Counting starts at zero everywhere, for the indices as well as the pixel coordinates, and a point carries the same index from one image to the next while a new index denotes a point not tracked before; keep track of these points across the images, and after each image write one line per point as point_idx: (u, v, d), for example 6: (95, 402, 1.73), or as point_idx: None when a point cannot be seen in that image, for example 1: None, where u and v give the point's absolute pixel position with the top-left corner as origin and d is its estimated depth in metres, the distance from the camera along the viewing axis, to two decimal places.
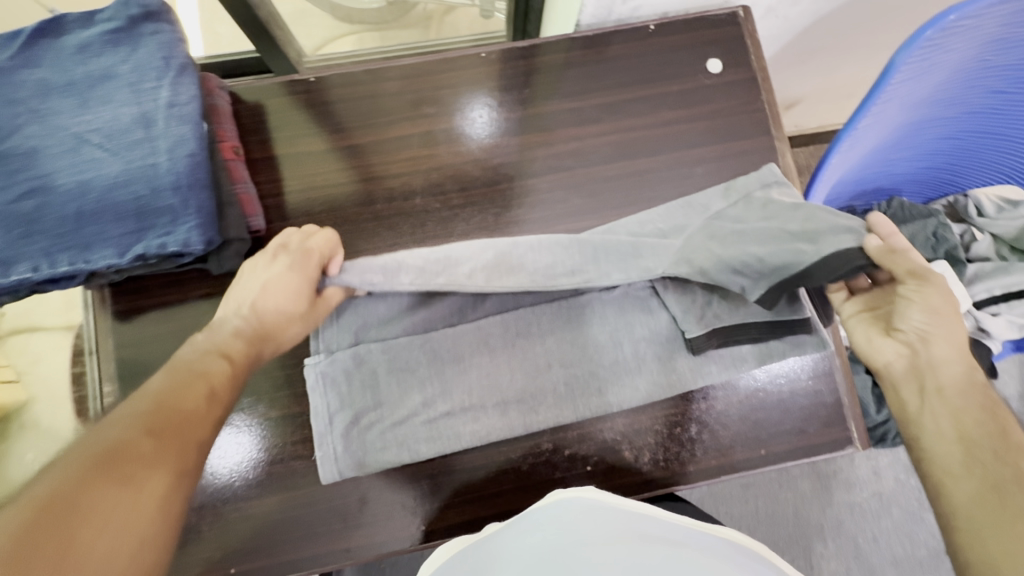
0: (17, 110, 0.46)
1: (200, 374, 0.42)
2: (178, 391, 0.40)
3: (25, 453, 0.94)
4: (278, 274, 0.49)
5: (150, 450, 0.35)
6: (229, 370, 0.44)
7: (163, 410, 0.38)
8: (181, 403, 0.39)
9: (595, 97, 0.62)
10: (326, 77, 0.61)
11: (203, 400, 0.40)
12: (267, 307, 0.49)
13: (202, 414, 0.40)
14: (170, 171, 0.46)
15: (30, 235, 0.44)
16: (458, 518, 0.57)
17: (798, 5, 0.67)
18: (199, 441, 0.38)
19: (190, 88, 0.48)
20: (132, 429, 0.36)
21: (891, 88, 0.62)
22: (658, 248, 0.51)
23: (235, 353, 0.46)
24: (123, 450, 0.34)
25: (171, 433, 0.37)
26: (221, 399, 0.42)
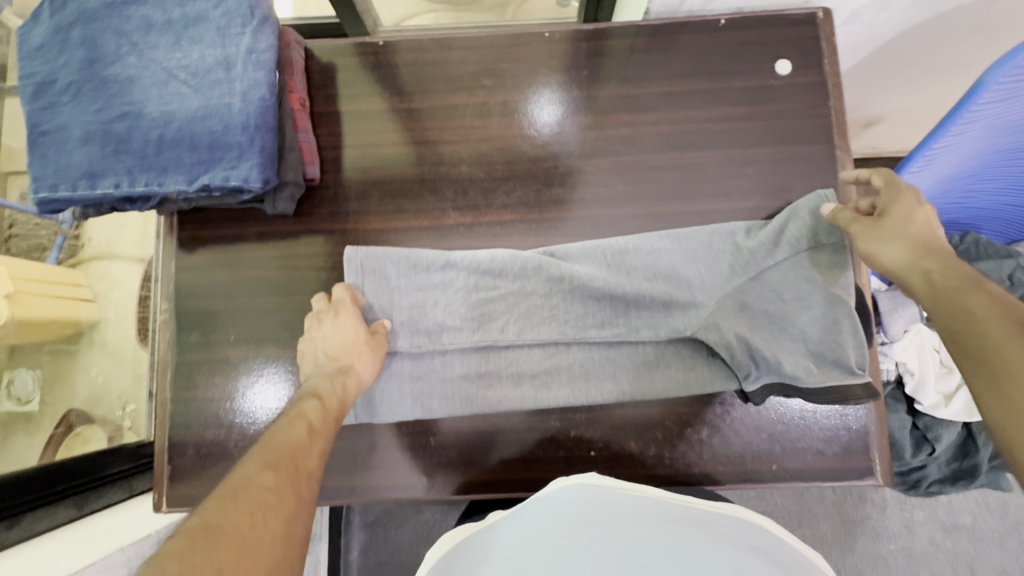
0: (120, 41, 0.50)
1: (297, 415, 0.49)
2: (284, 430, 0.47)
3: (91, 367, 1.03)
4: (332, 324, 0.55)
5: (270, 480, 0.41)
6: (323, 413, 0.50)
7: (277, 446, 0.45)
8: (290, 440, 0.45)
9: (655, 85, 0.61)
10: (394, 41, 0.63)
11: (306, 435, 0.47)
12: (335, 352, 0.54)
13: (310, 450, 0.46)
14: (242, 111, 0.50)
15: (117, 155, 0.49)
16: (460, 479, 0.58)
17: (886, 12, 0.63)
18: (309, 469, 0.44)
19: (269, 38, 0.52)
20: (257, 464, 0.42)
21: (976, 108, 0.57)
22: (689, 311, 0.56)
23: (333, 397, 0.51)
24: (247, 482, 0.40)
25: (286, 465, 0.43)
26: (320, 436, 0.48)
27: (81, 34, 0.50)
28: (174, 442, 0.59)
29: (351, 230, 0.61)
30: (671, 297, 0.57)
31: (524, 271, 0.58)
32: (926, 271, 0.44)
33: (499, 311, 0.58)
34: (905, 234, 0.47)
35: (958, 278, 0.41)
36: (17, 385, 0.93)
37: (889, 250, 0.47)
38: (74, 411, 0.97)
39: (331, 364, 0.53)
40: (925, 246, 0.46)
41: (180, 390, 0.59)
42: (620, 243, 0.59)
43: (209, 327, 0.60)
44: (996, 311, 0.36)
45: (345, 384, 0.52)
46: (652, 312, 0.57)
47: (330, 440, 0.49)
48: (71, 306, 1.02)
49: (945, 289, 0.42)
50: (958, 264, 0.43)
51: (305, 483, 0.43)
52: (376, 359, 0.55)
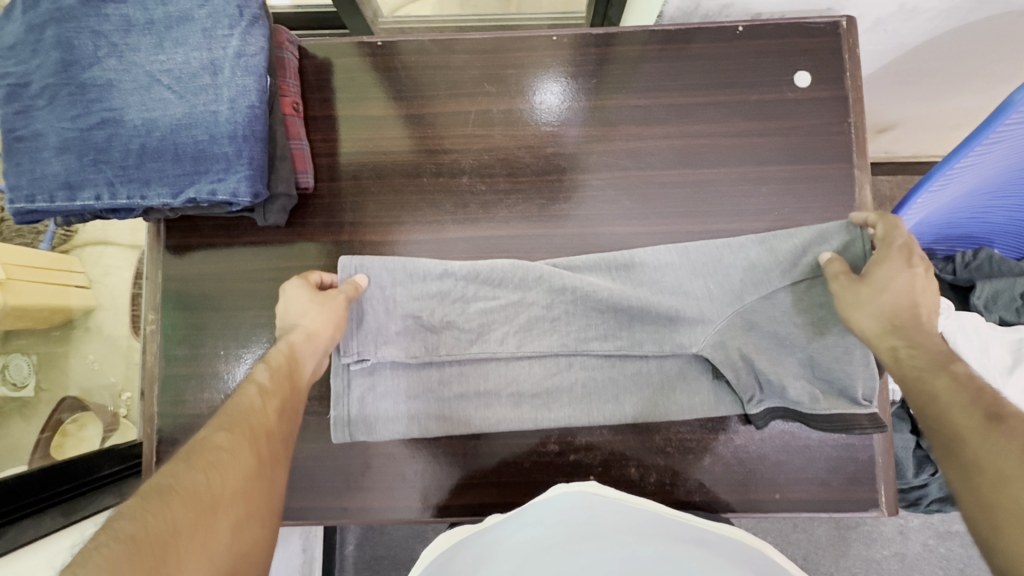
0: (99, 42, 0.47)
1: (251, 379, 0.45)
2: (238, 394, 0.44)
3: (88, 352, 1.02)
4: (287, 292, 0.52)
5: (224, 441, 0.39)
6: (272, 372, 0.46)
7: (233, 410, 0.42)
8: (244, 405, 0.42)
9: (666, 96, 0.58)
10: (393, 42, 0.60)
11: (258, 395, 0.44)
12: (289, 321, 0.51)
13: (268, 410, 0.43)
14: (229, 120, 0.47)
15: (97, 164, 0.47)
16: (456, 502, 0.57)
17: (912, 21, 0.60)
18: (270, 429, 0.42)
19: (259, 40, 0.48)
20: (210, 430, 0.40)
21: (1004, 128, 0.54)
22: (696, 327, 0.53)
23: (280, 356, 0.48)
24: (201, 445, 0.38)
25: (242, 428, 0.40)
26: (276, 395, 0.45)
27: (56, 34, 0.47)
28: (163, 457, 0.57)
29: (346, 242, 0.59)
30: (678, 311, 0.54)
31: (525, 282, 0.55)
32: (892, 348, 0.45)
33: (497, 321, 0.56)
34: (881, 302, 0.47)
35: (930, 359, 0.42)
36: (12, 370, 0.94)
37: (863, 317, 0.47)
38: (69, 399, 0.97)
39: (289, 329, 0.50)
40: (897, 322, 0.46)
41: (169, 404, 0.58)
42: (627, 254, 0.56)
43: (198, 339, 0.58)
44: (963, 403, 0.37)
45: (290, 342, 0.49)
46: (658, 325, 0.54)
47: (292, 398, 0.46)
48: (64, 294, 0.99)
49: (912, 371, 0.43)
50: (929, 343, 0.44)
51: (265, 441, 0.41)
52: (330, 313, 0.50)
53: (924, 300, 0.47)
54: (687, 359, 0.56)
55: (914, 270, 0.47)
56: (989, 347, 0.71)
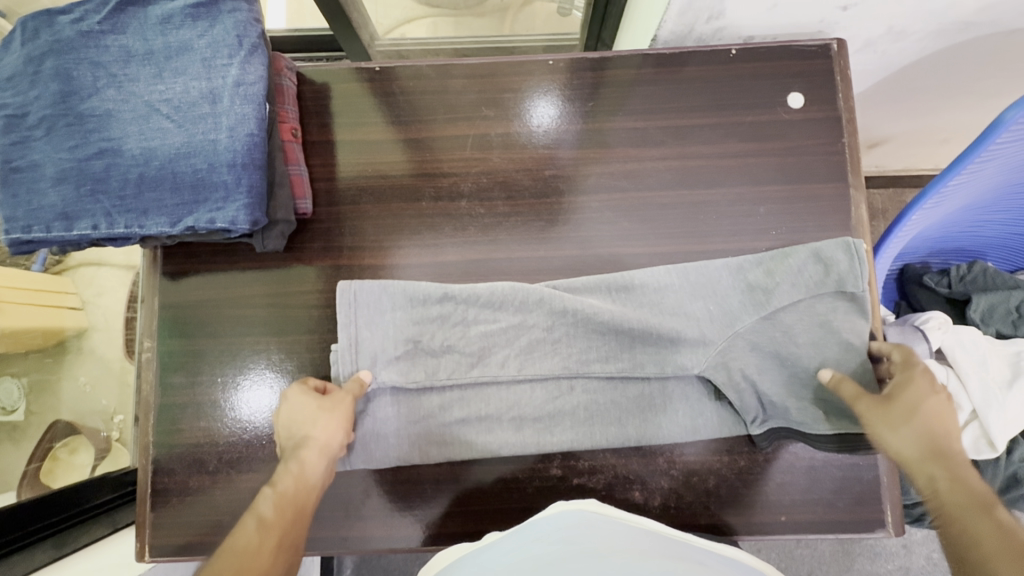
0: (98, 73, 0.47)
1: (251, 513, 0.44)
2: (235, 534, 0.42)
3: (79, 375, 1.01)
4: (291, 397, 0.50)
5: None
6: (277, 502, 0.44)
7: (226, 555, 0.40)
8: (241, 547, 0.41)
9: (661, 118, 0.59)
10: (391, 68, 0.61)
11: (257, 532, 0.42)
12: (295, 427, 0.49)
13: (263, 550, 0.41)
14: (228, 148, 0.47)
15: (95, 194, 0.47)
16: (458, 529, 0.56)
17: (901, 42, 0.61)
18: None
19: (258, 69, 0.49)
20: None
21: (995, 146, 0.55)
22: (698, 348, 0.54)
23: (289, 478, 0.46)
24: None
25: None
26: (276, 532, 0.42)
27: (55, 65, 0.47)
28: (157, 488, 0.56)
29: (344, 266, 0.58)
30: (679, 333, 0.54)
31: (526, 304, 0.55)
32: (931, 477, 0.43)
33: (498, 344, 0.56)
34: (914, 424, 0.45)
35: (968, 496, 0.41)
36: (1, 394, 0.87)
37: (900, 439, 0.45)
38: (62, 424, 0.94)
39: (298, 442, 0.48)
40: (937, 447, 0.44)
41: (164, 433, 0.57)
42: (627, 274, 0.56)
43: (195, 366, 0.58)
44: (1004, 541, 0.37)
45: (302, 462, 0.47)
46: (659, 346, 0.55)
47: (293, 532, 0.43)
48: (57, 315, 0.98)
49: (952, 506, 0.41)
50: (966, 475, 0.42)
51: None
52: (340, 418, 0.49)
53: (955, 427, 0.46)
54: (690, 379, 0.55)
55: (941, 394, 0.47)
56: (988, 360, 0.72)
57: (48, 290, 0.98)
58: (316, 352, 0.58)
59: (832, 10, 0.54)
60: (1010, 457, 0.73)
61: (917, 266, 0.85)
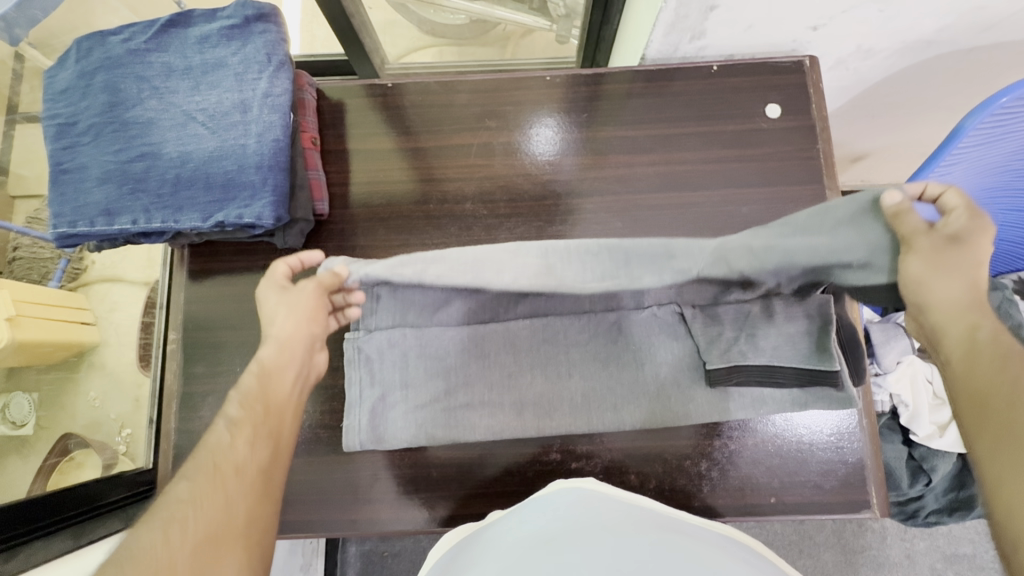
0: (142, 86, 0.53)
1: (221, 414, 0.46)
2: (208, 439, 0.44)
3: (90, 389, 1.05)
4: (269, 299, 0.52)
5: (187, 495, 0.40)
6: (243, 400, 0.46)
7: (202, 454, 0.43)
8: (218, 446, 0.43)
9: (650, 128, 0.64)
10: (402, 84, 0.66)
11: (227, 431, 0.44)
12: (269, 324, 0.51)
13: (237, 445, 0.44)
14: (256, 152, 0.52)
15: (136, 192, 0.51)
16: (461, 511, 0.58)
17: (869, 60, 0.67)
18: (239, 467, 0.43)
19: (285, 82, 0.54)
20: (180, 479, 0.41)
21: (958, 152, 0.60)
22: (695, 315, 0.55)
23: (253, 376, 0.48)
24: (164, 501, 0.39)
25: (209, 474, 0.41)
26: (247, 425, 0.45)
27: (105, 79, 0.53)
28: (177, 472, 0.59)
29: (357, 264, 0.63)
30: (677, 288, 0.53)
31: (527, 281, 0.56)
32: (970, 323, 0.42)
33: (501, 313, 0.55)
34: (956, 266, 0.43)
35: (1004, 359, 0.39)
36: (13, 408, 0.93)
37: (946, 283, 0.42)
38: (72, 434, 0.98)
39: (268, 325, 0.51)
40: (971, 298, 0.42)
41: (185, 420, 0.60)
42: None
43: (216, 357, 0.61)
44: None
45: (264, 363, 0.49)
46: (659, 311, 0.54)
47: (264, 428, 0.46)
48: (73, 329, 1.02)
49: (981, 371, 0.39)
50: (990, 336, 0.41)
51: (233, 481, 0.42)
52: (301, 313, 0.51)
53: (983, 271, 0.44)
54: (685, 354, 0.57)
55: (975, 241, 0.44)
56: None
57: (67, 305, 1.03)
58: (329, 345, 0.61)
59: (802, 30, 0.60)
60: None
61: None
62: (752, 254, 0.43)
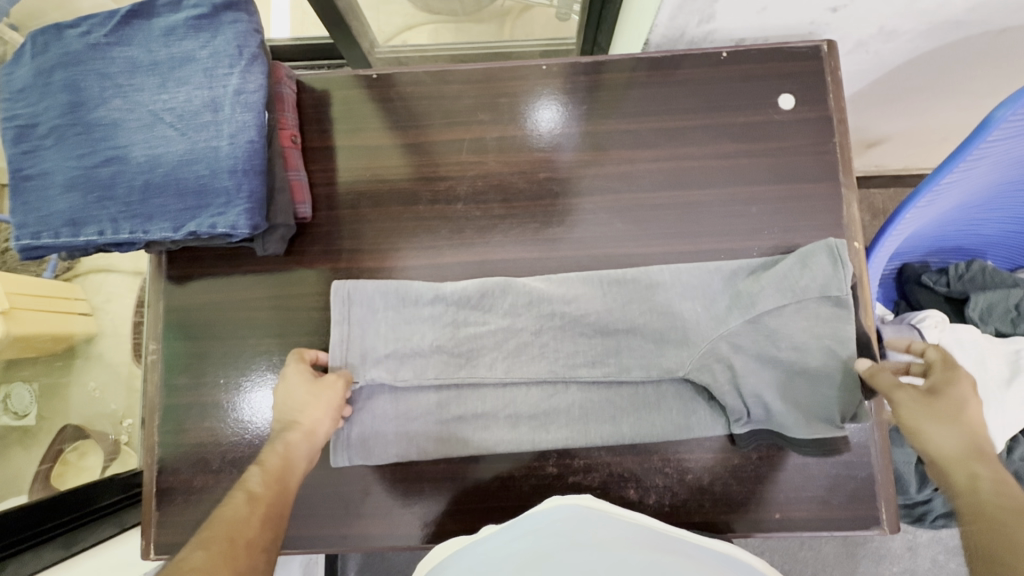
0: (105, 84, 0.49)
1: (238, 488, 0.46)
2: (224, 508, 0.44)
3: (88, 380, 1.03)
4: (288, 385, 0.53)
5: (203, 562, 0.38)
6: (265, 476, 0.47)
7: (214, 525, 0.42)
8: (229, 517, 0.43)
9: (654, 120, 0.60)
10: (389, 75, 0.62)
11: (245, 504, 0.45)
12: (288, 410, 0.52)
13: (253, 519, 0.44)
14: (229, 155, 0.48)
15: (102, 200, 0.48)
16: (454, 526, 0.56)
17: (892, 42, 0.62)
18: (251, 541, 0.42)
19: (258, 78, 0.50)
20: (189, 548, 0.40)
21: (986, 145, 0.56)
22: (683, 348, 0.55)
23: (276, 457, 0.49)
24: (177, 566, 0.38)
25: (220, 542, 0.41)
26: (263, 504, 0.45)
27: (65, 77, 0.49)
28: (163, 487, 0.57)
29: (344, 269, 0.60)
30: (663, 334, 0.55)
31: (515, 308, 0.56)
32: (974, 474, 0.41)
33: (486, 347, 0.57)
34: (958, 423, 0.45)
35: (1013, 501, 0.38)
36: (14, 399, 0.91)
37: (943, 435, 0.44)
38: (70, 428, 0.97)
39: (286, 424, 0.51)
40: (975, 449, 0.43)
41: (170, 433, 0.58)
42: (609, 274, 0.57)
43: (199, 368, 0.59)
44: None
45: (287, 441, 0.50)
46: (644, 350, 0.56)
47: (278, 507, 0.46)
48: (68, 321, 1.00)
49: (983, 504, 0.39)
50: (1005, 487, 0.40)
51: (243, 554, 0.41)
52: (325, 406, 0.52)
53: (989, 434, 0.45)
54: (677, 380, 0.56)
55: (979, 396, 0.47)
56: (986, 359, 0.72)
57: (62, 297, 0.99)
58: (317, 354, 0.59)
59: (820, 12, 0.55)
60: (1011, 456, 0.73)
61: (916, 265, 0.85)
62: (732, 371, 0.53)
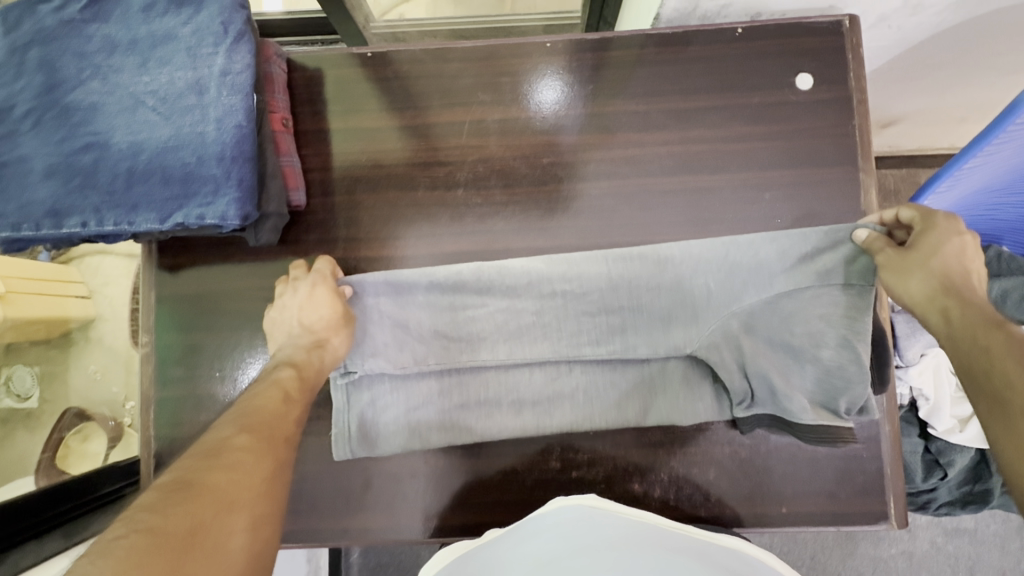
0: (82, 64, 0.46)
1: (272, 381, 0.47)
2: (259, 396, 0.45)
3: (90, 364, 1.02)
4: (309, 298, 0.51)
5: (247, 445, 0.39)
6: (298, 378, 0.48)
7: (253, 412, 0.43)
8: (263, 405, 0.44)
9: (663, 102, 0.57)
10: (385, 52, 0.59)
11: (280, 398, 0.45)
12: (310, 323, 0.51)
13: (286, 413, 0.44)
14: (217, 140, 0.46)
15: (84, 189, 0.46)
16: (456, 520, 0.56)
17: (917, 16, 0.58)
18: (286, 433, 0.43)
19: (245, 57, 0.47)
20: (232, 430, 0.41)
21: (1014, 128, 0.52)
22: (690, 326, 0.53)
23: (309, 366, 0.49)
24: (221, 446, 0.39)
25: (262, 429, 0.41)
26: (295, 399, 0.46)
27: (41, 56, 0.46)
28: (160, 480, 0.57)
29: (341, 259, 0.58)
30: (670, 312, 0.53)
31: (514, 288, 0.54)
32: (944, 309, 0.41)
33: (486, 330, 0.54)
34: (925, 266, 0.44)
35: (977, 317, 0.39)
36: (16, 381, 0.93)
37: (913, 283, 0.44)
38: (73, 408, 0.97)
39: (307, 338, 0.50)
40: (947, 283, 0.42)
41: (166, 427, 0.57)
42: (614, 251, 0.55)
43: (193, 360, 0.58)
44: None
45: (318, 355, 0.50)
46: (651, 329, 0.53)
47: (304, 407, 0.47)
48: (63, 304, 0.97)
49: (962, 328, 0.39)
50: (974, 312, 0.39)
51: (281, 444, 0.42)
52: (351, 330, 0.52)
53: (978, 267, 0.44)
54: (684, 359, 0.54)
55: (964, 237, 0.44)
56: None
57: (56, 280, 0.97)
58: None
59: None
60: None
61: None
62: (740, 352, 0.51)
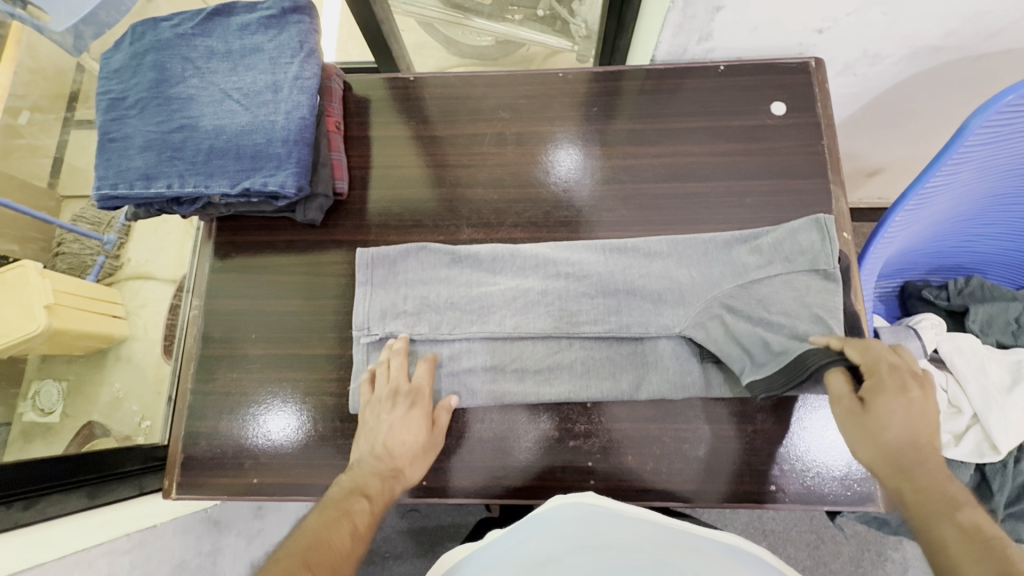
0: (187, 66, 0.58)
1: (358, 487, 0.53)
2: (341, 500, 0.52)
3: (114, 381, 1.04)
4: (400, 417, 0.56)
5: (332, 547, 0.47)
6: (371, 499, 0.52)
7: (332, 504, 0.51)
8: (331, 540, 0.47)
9: (656, 122, 0.67)
10: (422, 78, 0.71)
11: (356, 497, 0.52)
12: (394, 447, 0.55)
13: (358, 499, 0.52)
14: (284, 127, 0.56)
15: (172, 160, 0.56)
16: (458, 482, 0.59)
17: (877, 65, 0.68)
18: (359, 523, 0.50)
19: (314, 67, 0.59)
20: (317, 518, 0.50)
21: (965, 150, 0.60)
22: (678, 306, 0.58)
23: (378, 485, 0.53)
24: (319, 547, 0.46)
25: (322, 566, 0.45)
26: (371, 502, 0.52)
27: (154, 60, 0.58)
28: (190, 431, 0.62)
29: (372, 242, 0.66)
30: (661, 294, 0.59)
31: (523, 270, 0.62)
32: (903, 477, 0.46)
33: (495, 305, 0.61)
34: (886, 428, 0.48)
35: (938, 497, 0.44)
36: (42, 395, 0.94)
37: (872, 443, 0.48)
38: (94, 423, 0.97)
39: (380, 454, 0.55)
40: (901, 461, 0.47)
41: (201, 382, 0.63)
42: (609, 243, 0.62)
43: (234, 324, 0.64)
44: None
45: (394, 474, 0.55)
46: (643, 309, 0.59)
47: (384, 507, 0.53)
48: (105, 323, 1.04)
49: (920, 498, 0.45)
50: (932, 484, 0.45)
51: (351, 540, 0.48)
52: (422, 433, 0.56)
53: (928, 424, 0.49)
54: (676, 338, 0.59)
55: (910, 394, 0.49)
56: (988, 365, 0.73)
57: (101, 301, 1.05)
58: (341, 315, 0.63)
59: (808, 33, 0.62)
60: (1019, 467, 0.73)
61: (917, 282, 0.88)
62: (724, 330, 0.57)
